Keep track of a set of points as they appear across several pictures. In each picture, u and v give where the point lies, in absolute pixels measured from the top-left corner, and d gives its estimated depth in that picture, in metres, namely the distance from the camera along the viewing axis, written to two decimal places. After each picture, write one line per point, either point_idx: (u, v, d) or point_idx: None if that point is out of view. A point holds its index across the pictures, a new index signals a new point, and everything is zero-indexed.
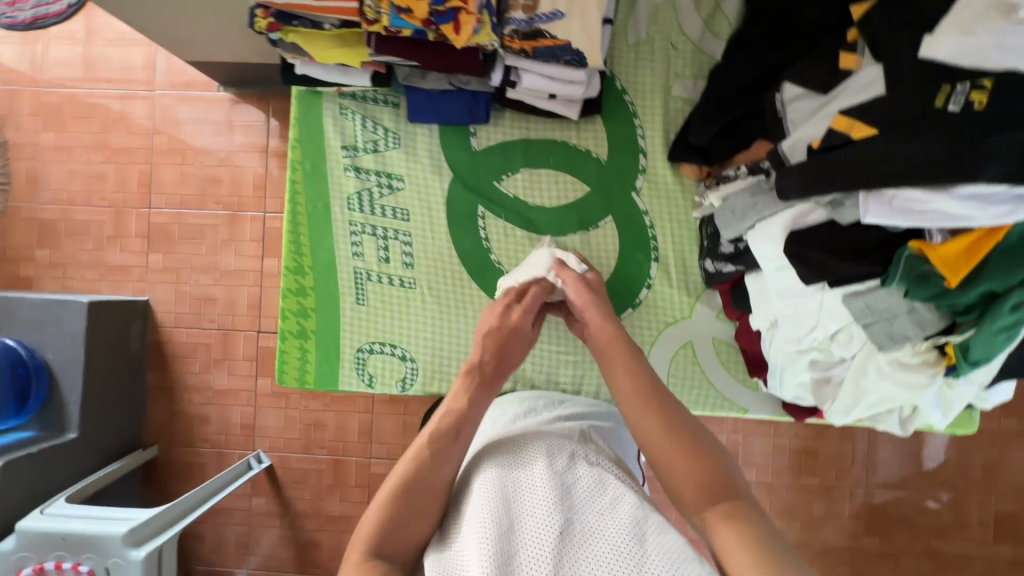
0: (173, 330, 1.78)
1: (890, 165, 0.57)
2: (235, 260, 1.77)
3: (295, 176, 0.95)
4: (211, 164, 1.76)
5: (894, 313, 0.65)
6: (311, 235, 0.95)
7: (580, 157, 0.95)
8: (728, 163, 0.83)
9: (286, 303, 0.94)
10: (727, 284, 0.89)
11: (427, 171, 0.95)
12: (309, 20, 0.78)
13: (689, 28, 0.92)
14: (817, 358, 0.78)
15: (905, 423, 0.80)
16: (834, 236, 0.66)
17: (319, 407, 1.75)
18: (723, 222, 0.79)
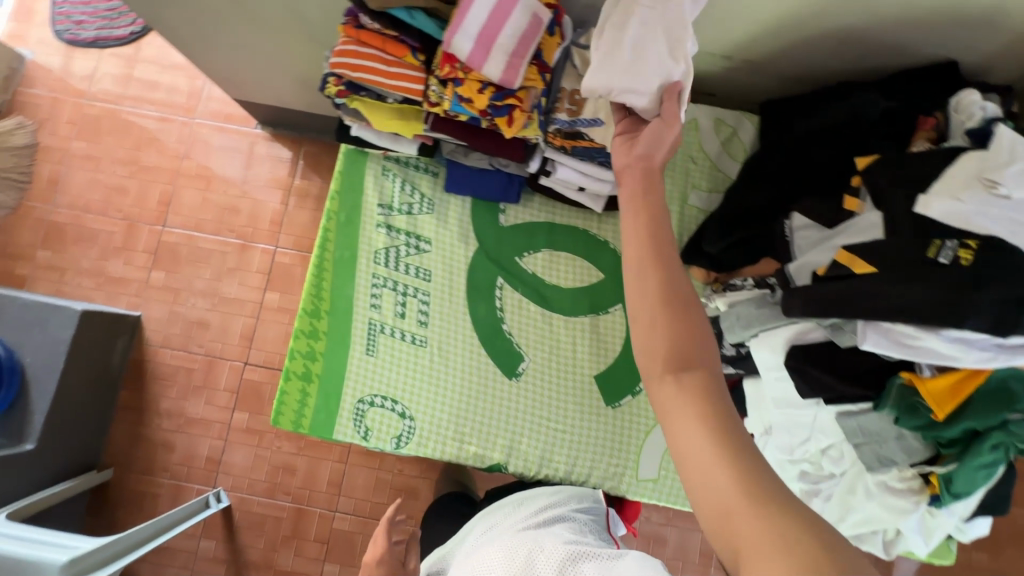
0: (158, 350, 1.75)
1: (890, 302, 0.63)
2: (237, 288, 1.78)
3: (329, 225, 1.00)
4: (233, 194, 1.83)
5: (884, 437, 0.70)
6: (334, 282, 0.99)
7: (598, 246, 1.01)
8: (736, 272, 0.90)
9: (296, 344, 0.95)
10: (724, 384, 0.93)
11: (454, 238, 1.00)
12: (374, 93, 0.86)
13: (708, 147, 1.03)
14: (806, 469, 0.82)
15: (888, 547, 0.81)
16: (832, 356, 0.72)
17: (291, 451, 1.69)
18: (728, 327, 0.83)
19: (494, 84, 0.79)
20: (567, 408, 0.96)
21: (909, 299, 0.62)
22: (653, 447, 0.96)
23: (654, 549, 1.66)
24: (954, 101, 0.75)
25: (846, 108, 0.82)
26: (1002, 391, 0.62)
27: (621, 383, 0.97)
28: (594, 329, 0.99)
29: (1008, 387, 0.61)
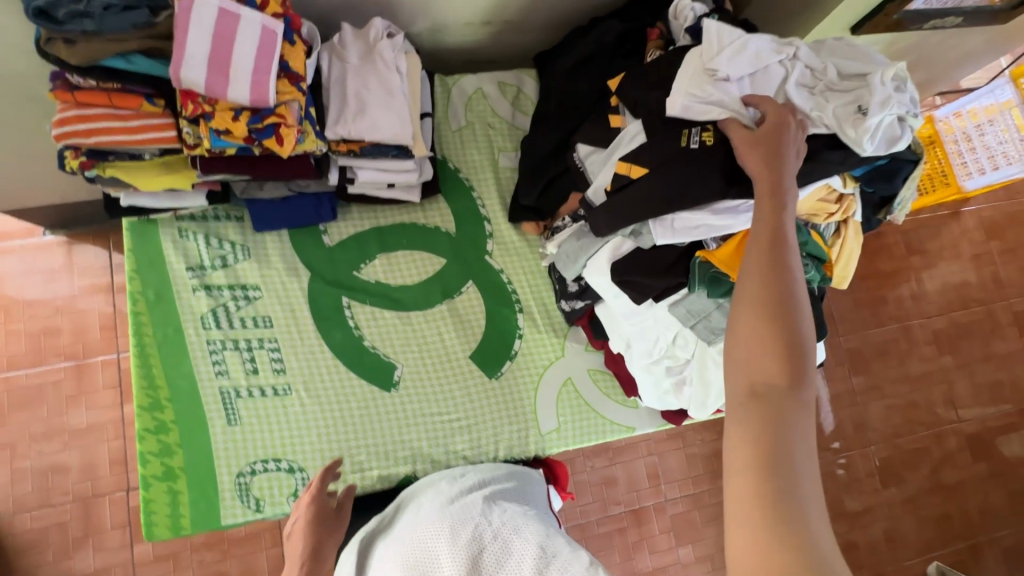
0: (13, 518, 1.50)
1: (668, 194, 0.71)
2: (87, 414, 1.57)
3: (138, 307, 0.90)
4: (44, 315, 1.60)
5: (708, 311, 0.76)
6: (165, 364, 0.89)
7: (430, 233, 1.02)
8: (557, 215, 0.95)
9: (144, 446, 0.86)
10: (585, 318, 0.98)
11: (283, 274, 0.95)
12: (126, 153, 0.78)
13: (500, 111, 1.08)
14: (669, 364, 0.87)
15: None
16: (643, 259, 0.77)
17: (216, 557, 1.54)
18: (563, 266, 0.88)
19: (248, 107, 0.74)
20: (454, 396, 0.96)
21: (677, 184, 0.70)
22: (546, 398, 0.99)
23: (605, 490, 1.76)
24: (671, 8, 0.84)
25: (590, 42, 0.91)
26: None
27: (498, 353, 0.99)
28: (456, 313, 0.99)
29: None
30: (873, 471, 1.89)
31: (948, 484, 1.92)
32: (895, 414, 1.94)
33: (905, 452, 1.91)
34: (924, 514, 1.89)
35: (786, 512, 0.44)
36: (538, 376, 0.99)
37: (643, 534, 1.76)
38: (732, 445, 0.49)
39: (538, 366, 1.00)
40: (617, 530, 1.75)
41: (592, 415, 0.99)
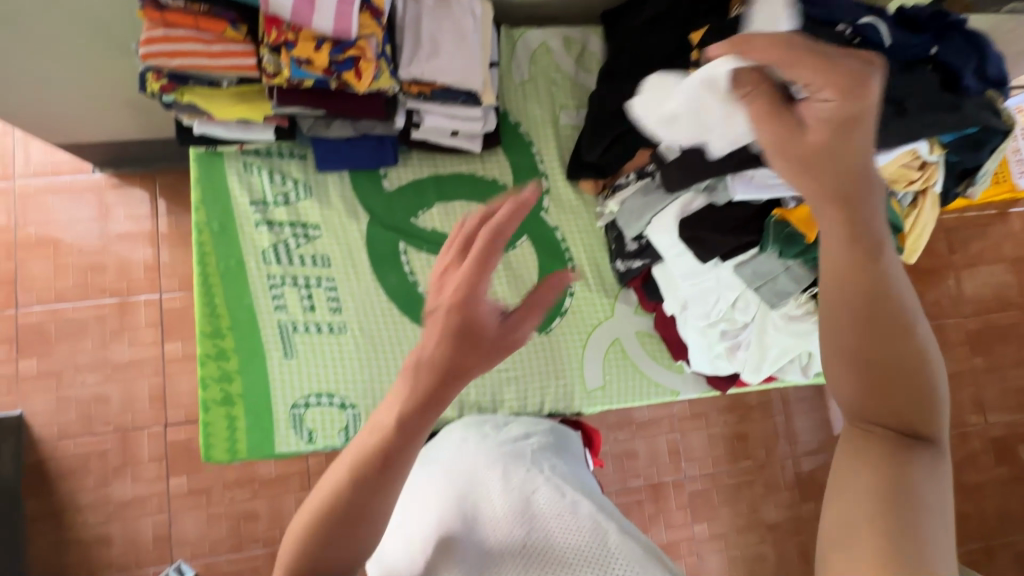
0: (57, 444, 1.57)
1: (755, 148, 0.71)
2: (128, 350, 1.63)
3: (203, 238, 0.92)
4: (91, 252, 1.65)
5: (775, 274, 0.77)
6: (228, 295, 0.91)
7: (488, 186, 1.02)
8: (619, 173, 0.95)
9: (205, 370, 0.88)
10: (638, 280, 1.00)
11: (343, 216, 0.96)
12: (205, 80, 0.80)
13: (564, 67, 1.06)
14: (725, 328, 0.88)
15: (808, 370, 0.92)
16: (713, 218, 0.79)
17: (247, 496, 1.59)
18: (626, 223, 0.89)
19: (330, 38, 0.75)
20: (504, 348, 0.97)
21: (767, 137, 0.71)
22: (593, 356, 1.00)
23: (625, 463, 1.78)
24: None
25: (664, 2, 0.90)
26: None
27: (548, 309, 1.00)
28: (509, 265, 1.00)
29: None
30: None
31: (965, 484, 1.96)
32: None
33: None
34: None
35: (905, 524, 0.45)
36: (586, 334, 1.00)
37: (660, 509, 1.78)
38: (852, 462, 0.50)
39: (587, 325, 1.00)
40: (634, 502, 1.77)
41: (638, 376, 1.00)
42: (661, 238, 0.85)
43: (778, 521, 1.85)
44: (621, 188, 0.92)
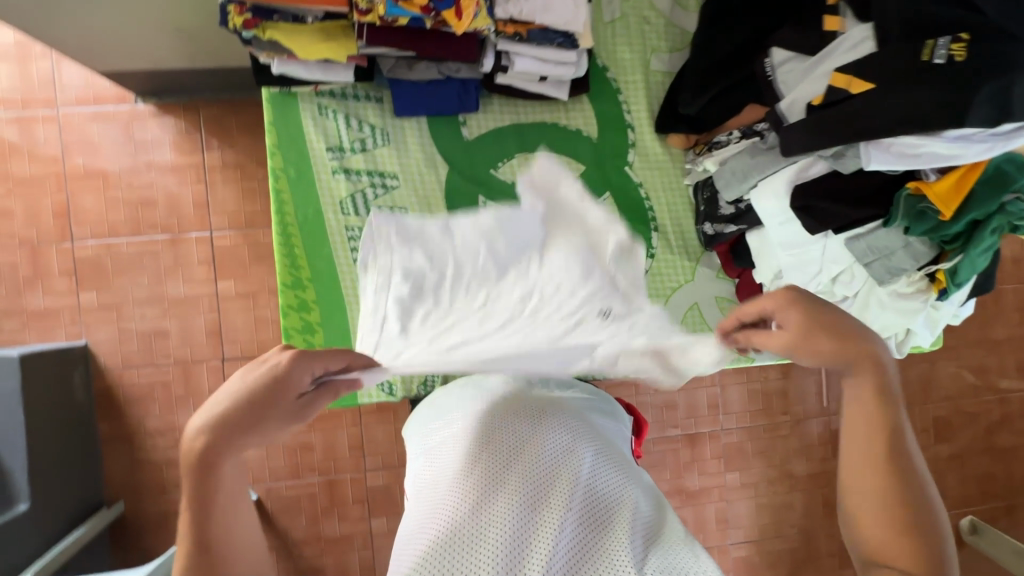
0: (122, 373, 1.63)
1: (893, 118, 0.78)
2: (184, 287, 1.65)
3: (280, 185, 1.03)
4: (140, 185, 1.63)
5: (893, 248, 0.90)
6: (308, 246, 1.03)
7: (575, 139, 1.18)
8: (719, 129, 1.11)
9: (291, 321, 0.99)
10: (725, 245, 1.21)
11: (424, 169, 1.10)
12: (290, 15, 0.86)
13: (659, 5, 1.19)
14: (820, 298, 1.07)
15: (901, 347, 1.09)
16: (831, 188, 0.93)
17: (303, 429, 1.65)
18: (725, 183, 1.08)
19: None
20: None
21: (904, 111, 0.77)
22: (674, 316, 1.22)
23: (665, 413, 1.81)
24: None
25: None
26: (996, 177, 0.80)
27: None
28: None
29: (1002, 172, 0.79)
30: (927, 426, 1.95)
31: (1000, 448, 1.99)
32: (962, 376, 1.95)
33: (964, 411, 1.96)
34: (970, 471, 1.97)
35: None
36: (666, 294, 1.22)
37: (694, 458, 1.83)
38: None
39: (667, 287, 1.23)
40: (671, 450, 1.82)
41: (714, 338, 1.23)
42: (762, 197, 1.03)
43: (808, 474, 1.91)
44: (720, 145, 1.10)
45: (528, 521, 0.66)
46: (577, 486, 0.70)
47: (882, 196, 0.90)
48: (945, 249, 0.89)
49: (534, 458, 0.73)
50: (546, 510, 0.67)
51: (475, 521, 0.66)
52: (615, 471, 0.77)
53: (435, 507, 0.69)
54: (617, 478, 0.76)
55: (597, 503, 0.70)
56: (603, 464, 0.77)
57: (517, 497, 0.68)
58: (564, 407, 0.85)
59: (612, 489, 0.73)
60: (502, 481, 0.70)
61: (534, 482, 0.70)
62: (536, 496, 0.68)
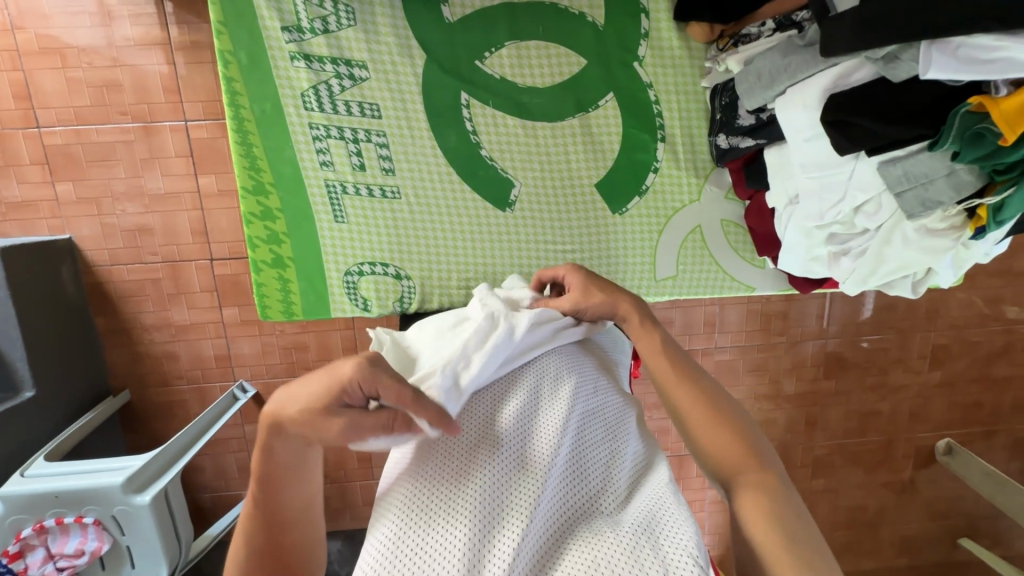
0: (111, 269, 1.61)
1: (959, 12, 0.64)
2: (163, 181, 1.56)
3: (233, 74, 1.06)
4: (102, 65, 1.48)
5: (932, 177, 0.80)
6: (270, 150, 1.10)
7: (579, 24, 1.11)
8: (749, 20, 1.01)
9: (255, 229, 1.12)
10: (739, 160, 1.13)
11: (398, 59, 1.08)
12: None
13: None
14: (837, 230, 0.99)
15: (916, 285, 1.04)
16: (871, 99, 0.80)
17: (296, 330, 1.66)
18: (749, 91, 0.96)
19: None
20: (559, 216, 1.19)
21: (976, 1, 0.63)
22: (675, 241, 1.23)
23: None
24: None
25: None
26: None
27: (629, 188, 1.19)
28: (585, 124, 1.16)
29: None
30: (925, 352, 1.93)
31: (994, 377, 1.98)
32: (972, 305, 1.89)
33: (966, 340, 1.93)
34: (958, 397, 1.99)
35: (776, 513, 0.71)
36: (666, 218, 1.21)
37: None
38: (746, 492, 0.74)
39: (669, 207, 1.21)
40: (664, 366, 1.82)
41: (715, 265, 1.24)
42: (789, 107, 0.92)
43: (795, 393, 1.94)
44: (749, 39, 1.00)
45: (502, 473, 0.67)
46: (561, 436, 0.71)
47: (937, 112, 0.77)
48: (995, 179, 0.77)
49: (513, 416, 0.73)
50: (525, 477, 0.67)
51: (452, 489, 0.65)
52: (601, 429, 0.76)
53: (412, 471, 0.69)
54: (604, 429, 0.77)
55: (576, 455, 0.71)
56: (589, 426, 0.76)
57: (492, 467, 0.67)
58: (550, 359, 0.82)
59: (596, 439, 0.75)
60: (480, 448, 0.69)
61: (513, 433, 0.71)
62: (515, 463, 0.68)
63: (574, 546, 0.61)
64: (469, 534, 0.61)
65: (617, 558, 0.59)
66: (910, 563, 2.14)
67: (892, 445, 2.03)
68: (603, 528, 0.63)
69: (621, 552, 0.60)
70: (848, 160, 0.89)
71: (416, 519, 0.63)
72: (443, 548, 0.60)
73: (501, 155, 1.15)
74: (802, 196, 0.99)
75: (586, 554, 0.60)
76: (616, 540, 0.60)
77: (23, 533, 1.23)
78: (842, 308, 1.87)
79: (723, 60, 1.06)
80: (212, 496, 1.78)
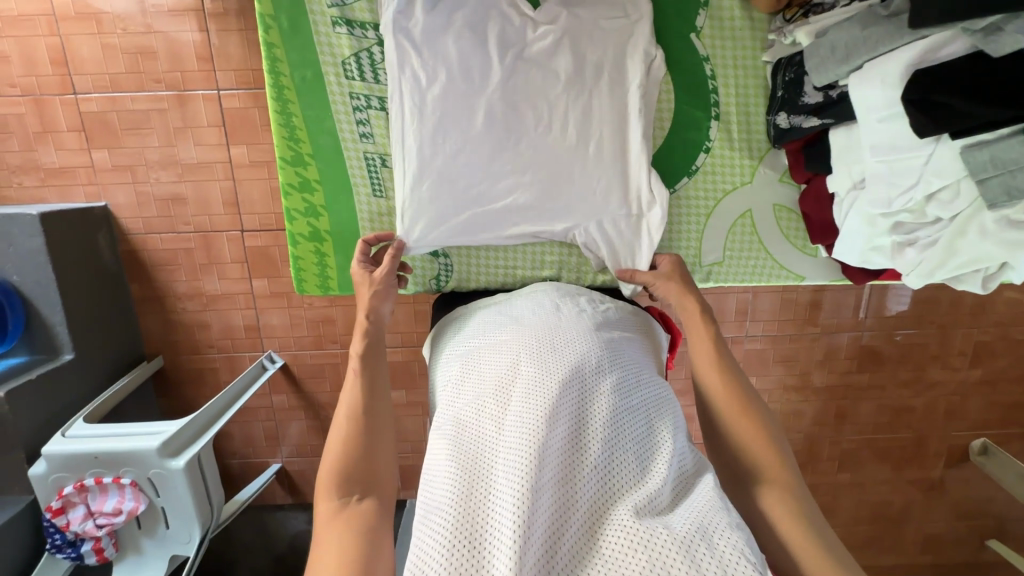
0: (144, 237, 1.63)
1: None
2: (195, 151, 1.56)
3: (273, 40, 1.05)
4: (136, 31, 1.47)
5: (1022, 165, 0.73)
6: (311, 120, 1.10)
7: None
8: None
9: (294, 202, 1.13)
10: (798, 143, 1.10)
11: None
12: None
13: None
14: (905, 218, 0.94)
15: (987, 281, 0.98)
16: (964, 77, 0.74)
17: (324, 303, 1.67)
18: (820, 67, 0.93)
19: None
20: None
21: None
22: (721, 226, 1.19)
23: None
24: None
25: None
26: None
27: (677, 170, 1.15)
28: None
29: None
30: (966, 349, 1.86)
31: None
32: (1020, 303, 1.80)
33: (1011, 339, 1.85)
34: (998, 397, 1.92)
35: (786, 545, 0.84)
36: (715, 202, 1.17)
37: None
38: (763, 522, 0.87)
39: (720, 190, 1.17)
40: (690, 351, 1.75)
41: (763, 253, 1.20)
42: (865, 83, 0.87)
43: (826, 385, 1.89)
44: (821, 9, 0.97)
45: (548, 469, 0.68)
46: (600, 434, 0.73)
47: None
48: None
49: (555, 408, 0.74)
50: (569, 475, 0.69)
51: (499, 485, 0.67)
52: (640, 420, 0.77)
53: (457, 466, 0.72)
54: (646, 423, 0.78)
55: (620, 448, 0.73)
56: (629, 417, 0.77)
57: (538, 461, 0.68)
58: (589, 351, 0.83)
59: (636, 433, 0.76)
60: (525, 441, 0.70)
61: (554, 427, 0.72)
62: (558, 459, 0.70)
63: (621, 542, 0.63)
64: (519, 530, 0.62)
65: (667, 558, 0.60)
66: (933, 561, 2.11)
67: (923, 442, 1.97)
68: (651, 525, 0.64)
69: (672, 550, 0.61)
70: (927, 142, 0.83)
71: (465, 518, 0.65)
72: (496, 542, 0.62)
73: (564, 142, 1.09)
74: (870, 180, 0.94)
75: (635, 552, 0.62)
76: (665, 539, 0.62)
77: (65, 491, 1.28)
78: (881, 300, 1.80)
79: (790, 31, 1.02)
80: (240, 462, 1.83)
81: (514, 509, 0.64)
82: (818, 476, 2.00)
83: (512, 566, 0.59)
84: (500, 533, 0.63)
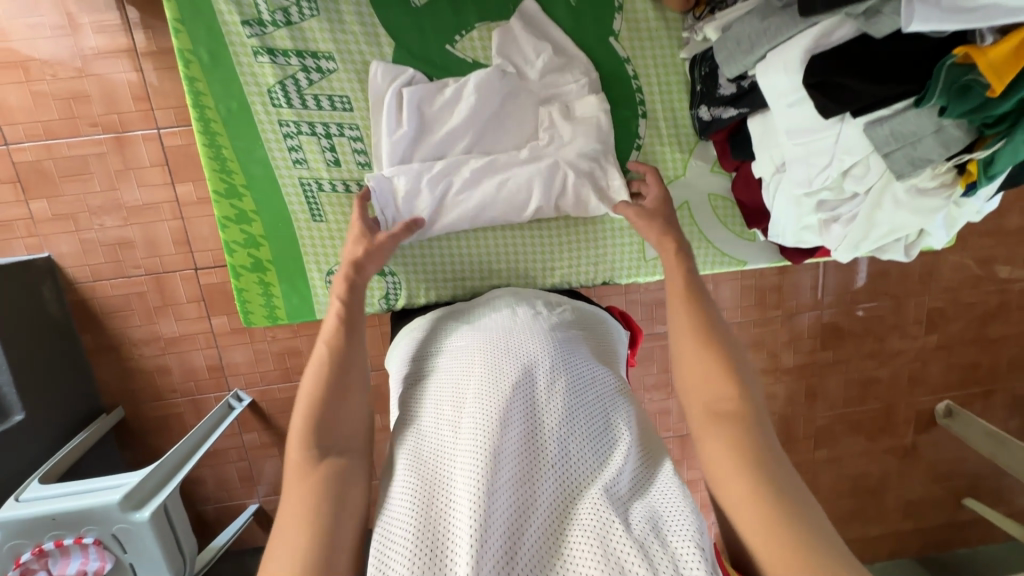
0: (94, 285, 1.58)
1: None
2: (140, 192, 1.52)
3: (195, 74, 1.08)
4: (67, 76, 1.43)
5: (921, 135, 0.80)
6: (241, 150, 1.13)
7: (546, 8, 1.15)
8: None
9: (234, 234, 1.16)
10: (723, 133, 1.16)
11: (365, 48, 1.11)
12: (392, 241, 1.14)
13: None
14: (826, 197, 1.00)
15: (910, 248, 1.07)
16: (852, 58, 0.80)
17: (288, 335, 1.63)
18: (730, 57, 0.98)
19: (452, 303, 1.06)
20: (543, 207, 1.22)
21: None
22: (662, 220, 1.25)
23: (654, 310, 1.73)
24: None
25: None
26: None
27: None
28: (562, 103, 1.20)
29: None
30: (920, 317, 1.93)
31: (990, 337, 1.98)
32: (965, 267, 1.88)
33: (961, 303, 1.93)
34: (955, 360, 2.00)
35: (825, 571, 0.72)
36: None
37: None
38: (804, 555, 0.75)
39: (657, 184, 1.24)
40: (660, 346, 1.76)
41: (704, 242, 1.27)
42: (769, 71, 0.92)
43: (795, 364, 1.94)
44: (724, 6, 1.04)
45: (504, 474, 0.69)
46: (557, 433, 0.73)
47: (922, 68, 0.77)
48: (986, 134, 0.78)
49: (508, 413, 0.74)
50: (525, 479, 0.69)
51: (455, 495, 0.67)
52: (596, 415, 0.78)
53: (412, 481, 0.71)
54: (603, 417, 0.79)
55: (576, 447, 0.73)
56: (584, 414, 0.77)
57: (492, 467, 0.68)
58: (543, 351, 0.84)
59: (593, 428, 0.76)
60: (478, 448, 0.70)
61: (508, 429, 0.73)
62: (513, 463, 0.70)
63: (577, 540, 0.64)
64: (474, 537, 0.62)
65: (627, 555, 0.61)
66: (917, 527, 2.16)
67: (891, 411, 2.03)
68: (613, 521, 0.64)
69: (632, 546, 0.62)
70: (833, 123, 0.89)
71: (422, 529, 0.65)
72: (451, 553, 0.62)
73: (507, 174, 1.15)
74: (790, 163, 0.98)
75: (594, 551, 0.62)
76: (625, 536, 0.62)
77: (22, 558, 1.21)
78: (836, 278, 1.86)
79: (701, 28, 1.09)
80: (215, 507, 1.77)
81: (467, 516, 0.64)
82: (798, 455, 2.04)
83: (467, 572, 0.59)
84: (454, 541, 0.63)
